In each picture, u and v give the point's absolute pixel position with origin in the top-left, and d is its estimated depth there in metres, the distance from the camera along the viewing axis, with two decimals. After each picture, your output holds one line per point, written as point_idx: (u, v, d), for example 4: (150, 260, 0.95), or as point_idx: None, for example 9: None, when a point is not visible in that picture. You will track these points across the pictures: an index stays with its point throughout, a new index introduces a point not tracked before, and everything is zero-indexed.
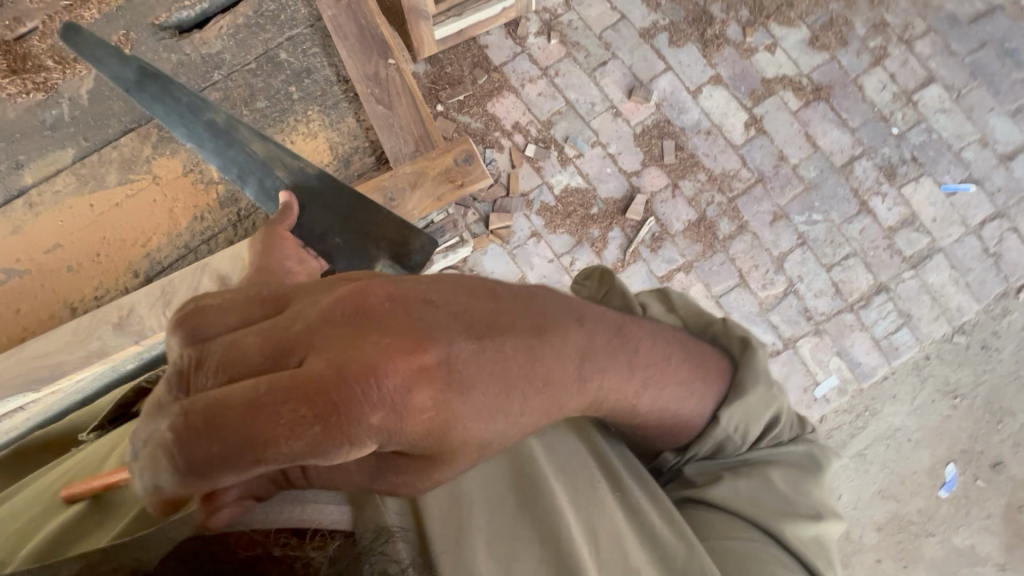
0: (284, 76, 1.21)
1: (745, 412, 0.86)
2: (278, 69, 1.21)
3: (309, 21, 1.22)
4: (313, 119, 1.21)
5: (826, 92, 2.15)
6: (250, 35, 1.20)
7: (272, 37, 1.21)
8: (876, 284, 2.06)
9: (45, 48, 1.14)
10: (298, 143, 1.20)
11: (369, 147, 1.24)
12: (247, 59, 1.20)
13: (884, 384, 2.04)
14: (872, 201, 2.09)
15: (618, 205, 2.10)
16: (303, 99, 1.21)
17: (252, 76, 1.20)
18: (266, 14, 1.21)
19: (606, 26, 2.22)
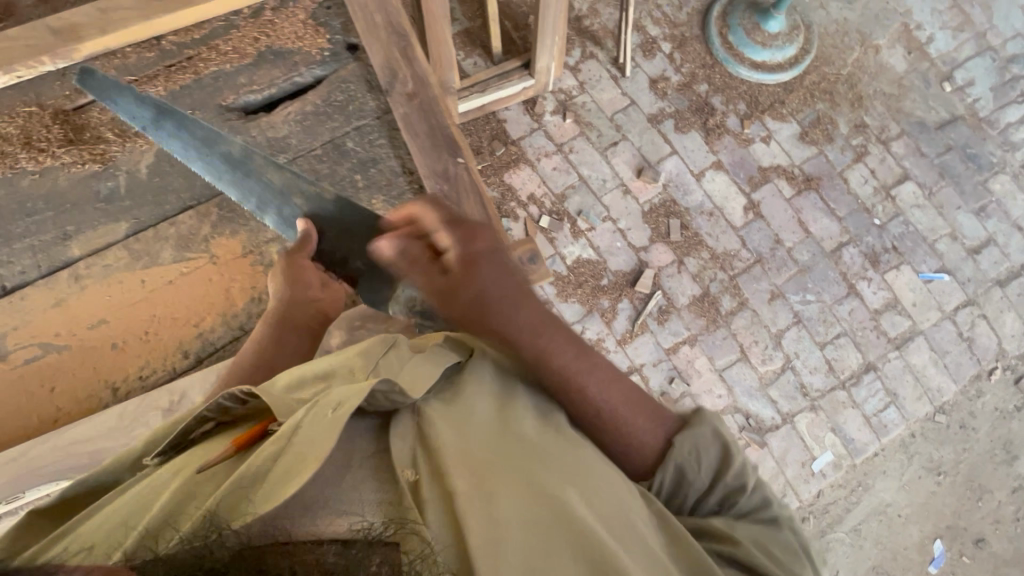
0: (350, 165, 1.24)
1: (697, 447, 0.88)
2: (344, 156, 1.24)
3: (377, 113, 1.26)
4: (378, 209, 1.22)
5: (815, 183, 2.34)
6: (317, 123, 1.25)
7: (339, 125, 1.26)
8: (865, 363, 2.19)
9: (104, 120, 1.21)
10: None
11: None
12: (312, 145, 1.24)
13: (875, 459, 2.13)
14: (859, 285, 2.25)
15: (627, 278, 2.19)
16: (368, 188, 1.24)
17: (318, 162, 1.23)
18: (334, 104, 1.26)
19: (617, 110, 2.38)
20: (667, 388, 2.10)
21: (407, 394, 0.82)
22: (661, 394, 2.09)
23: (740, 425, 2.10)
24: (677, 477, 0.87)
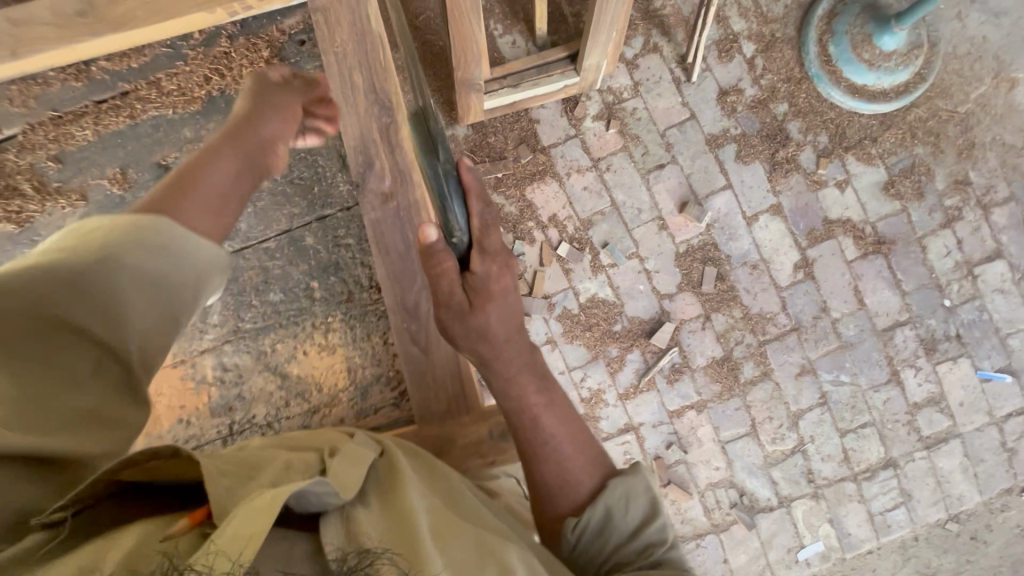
0: (309, 269, 1.58)
1: (625, 488, 1.09)
2: (304, 255, 1.58)
3: (344, 205, 1.60)
4: (333, 326, 1.57)
5: (887, 247, 2.01)
6: (275, 208, 1.59)
7: (297, 214, 1.59)
8: (885, 459, 1.99)
9: (22, 170, 1.59)
10: (312, 351, 1.56)
11: (388, 381, 1.55)
12: (269, 230, 1.59)
13: (867, 556, 1.99)
14: (905, 372, 1.99)
15: (644, 327, 1.96)
16: (325, 297, 1.58)
17: (274, 260, 1.58)
18: (297, 185, 1.59)
19: (672, 123, 2.02)
20: (662, 452, 1.95)
21: (339, 495, 0.77)
22: (655, 458, 1.95)
23: (732, 501, 1.96)
24: (606, 516, 1.08)
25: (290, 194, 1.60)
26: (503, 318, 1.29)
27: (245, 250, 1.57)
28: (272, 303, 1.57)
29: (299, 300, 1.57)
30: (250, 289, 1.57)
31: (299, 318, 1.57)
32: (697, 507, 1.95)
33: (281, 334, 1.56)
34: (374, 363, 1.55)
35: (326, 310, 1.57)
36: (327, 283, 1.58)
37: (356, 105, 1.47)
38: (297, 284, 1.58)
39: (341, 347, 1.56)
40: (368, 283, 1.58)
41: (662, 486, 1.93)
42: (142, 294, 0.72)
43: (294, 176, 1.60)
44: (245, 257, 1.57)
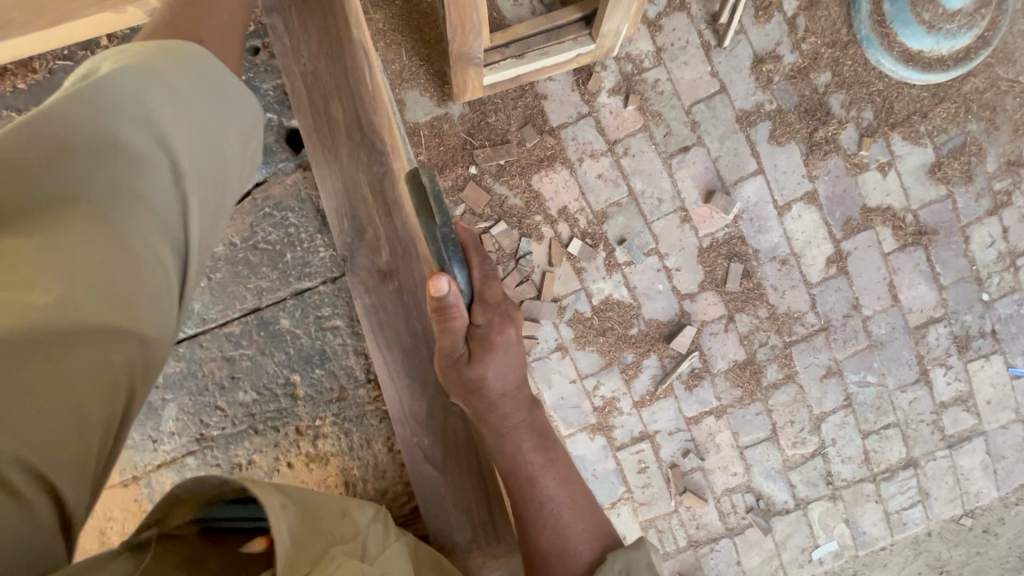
0: (291, 360, 1.39)
1: (627, 562, 1.10)
2: (280, 341, 1.40)
3: (327, 276, 1.41)
4: (324, 424, 1.39)
5: (928, 238, 1.84)
6: (240, 286, 1.39)
7: (273, 290, 1.40)
8: (906, 459, 1.91)
9: None
10: (297, 458, 1.38)
11: (393, 485, 1.37)
12: (236, 311, 1.40)
13: (879, 552, 1.93)
14: (934, 371, 1.88)
15: (663, 330, 1.80)
16: (311, 393, 1.39)
17: (253, 351, 1.39)
18: (270, 266, 1.39)
19: (699, 98, 1.77)
20: (678, 460, 1.83)
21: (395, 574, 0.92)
22: (670, 466, 1.83)
23: (748, 506, 1.87)
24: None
25: (254, 261, 1.40)
26: (505, 371, 1.23)
27: (201, 336, 1.39)
28: (242, 402, 1.38)
29: (277, 399, 1.39)
30: (212, 387, 1.38)
31: (278, 422, 1.38)
32: (712, 512, 1.85)
33: (257, 443, 1.37)
34: (378, 476, 1.38)
35: (312, 412, 1.39)
36: (311, 377, 1.39)
37: (338, 153, 1.27)
38: (272, 378, 1.39)
39: (336, 458, 1.38)
40: (362, 375, 1.41)
41: (677, 494, 1.83)
42: (183, 113, 0.75)
43: (258, 236, 1.40)
44: (202, 345, 1.39)
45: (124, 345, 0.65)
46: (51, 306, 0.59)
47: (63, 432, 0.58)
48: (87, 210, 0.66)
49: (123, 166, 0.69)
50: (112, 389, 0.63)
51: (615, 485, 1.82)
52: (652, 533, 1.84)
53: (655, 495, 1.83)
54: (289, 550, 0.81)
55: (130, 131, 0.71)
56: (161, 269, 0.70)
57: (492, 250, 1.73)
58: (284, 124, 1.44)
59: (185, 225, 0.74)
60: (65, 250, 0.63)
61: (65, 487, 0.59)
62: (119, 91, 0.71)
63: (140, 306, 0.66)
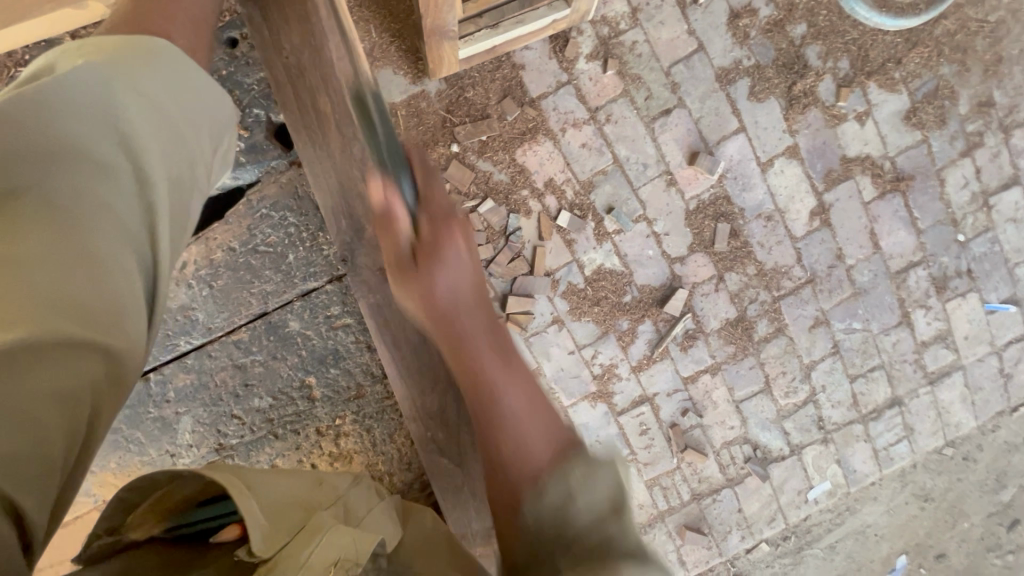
0: (304, 364, 1.39)
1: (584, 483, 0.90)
2: (290, 345, 1.38)
3: (331, 275, 1.38)
4: (344, 422, 1.42)
5: (905, 184, 1.88)
6: (239, 290, 1.36)
7: (276, 290, 1.37)
8: (892, 398, 1.99)
9: None
10: (319, 455, 1.42)
11: (412, 473, 1.44)
12: (239, 317, 1.37)
13: (869, 487, 2.03)
14: (915, 313, 1.95)
15: (655, 295, 1.82)
16: (327, 394, 1.40)
17: (264, 357, 1.38)
18: (269, 269, 1.36)
19: (678, 58, 1.75)
20: (678, 420, 1.88)
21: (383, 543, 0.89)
22: (670, 426, 1.88)
23: (746, 456, 1.93)
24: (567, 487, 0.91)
25: (257, 265, 1.36)
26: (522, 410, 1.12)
27: (209, 345, 1.37)
28: (258, 409, 1.39)
29: (295, 402, 1.39)
30: (226, 397, 1.38)
31: (298, 424, 1.40)
32: (712, 465, 1.91)
33: (279, 447, 1.40)
34: (403, 467, 1.44)
35: (331, 412, 1.41)
36: (326, 376, 1.40)
37: (330, 146, 1.25)
38: (287, 382, 1.39)
39: (360, 454, 1.42)
40: (378, 373, 1.42)
41: (678, 452, 1.88)
42: (149, 115, 0.72)
43: (257, 240, 1.35)
44: (210, 354, 1.37)
45: (92, 359, 0.61)
46: (13, 317, 0.56)
47: (29, 446, 0.54)
48: (42, 212, 0.61)
49: (82, 171, 0.65)
50: (74, 402, 0.59)
51: (618, 448, 1.87)
52: (657, 490, 1.90)
53: (658, 455, 1.88)
54: (266, 527, 0.78)
55: (89, 132, 0.67)
56: (128, 281, 0.66)
57: (480, 228, 1.71)
58: (272, 119, 1.34)
59: (150, 233, 0.70)
60: (24, 257, 0.59)
61: (30, 505, 0.55)
62: (76, 89, 0.67)
63: (108, 319, 0.62)
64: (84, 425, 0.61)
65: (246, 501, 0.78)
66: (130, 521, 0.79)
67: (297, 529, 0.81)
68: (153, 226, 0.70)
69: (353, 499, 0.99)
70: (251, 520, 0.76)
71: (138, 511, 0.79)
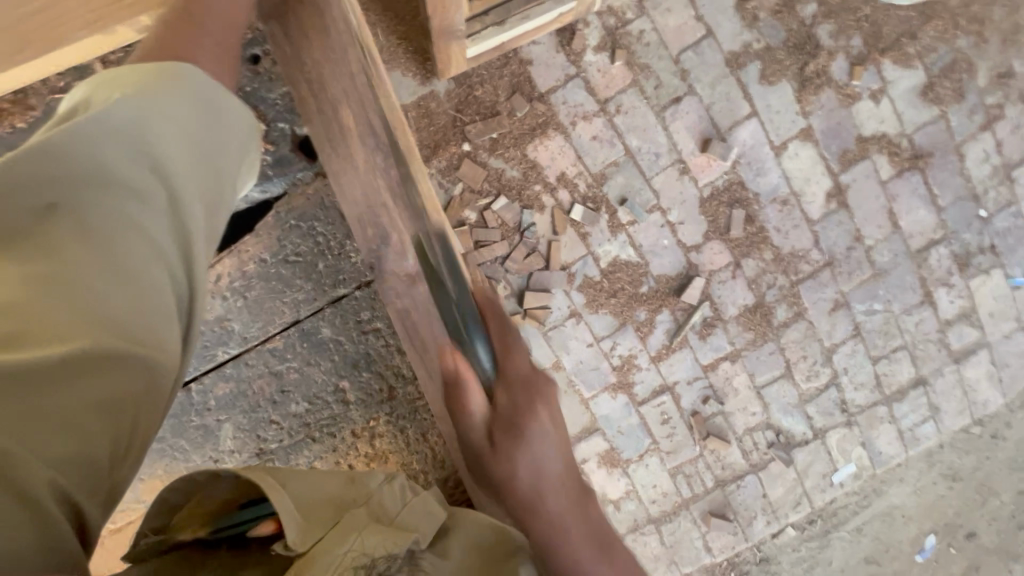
0: (339, 368, 1.42)
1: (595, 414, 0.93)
2: (322, 351, 1.42)
3: (358, 280, 1.41)
4: (379, 423, 1.45)
5: (923, 161, 1.85)
6: (272, 298, 1.39)
7: (308, 297, 1.40)
8: (916, 377, 1.96)
9: None
10: (356, 456, 1.44)
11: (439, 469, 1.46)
12: (271, 325, 1.40)
13: (895, 468, 2.02)
14: (937, 292, 1.92)
15: (672, 284, 1.81)
16: (360, 397, 1.44)
17: (301, 365, 1.41)
18: (297, 276, 1.39)
19: (686, 45, 1.73)
20: (699, 407, 1.88)
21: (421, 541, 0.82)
22: (692, 414, 1.88)
23: (769, 442, 1.92)
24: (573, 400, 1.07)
25: (288, 275, 1.39)
26: (542, 434, 1.26)
27: (245, 354, 1.40)
28: (296, 414, 1.42)
29: (329, 406, 1.43)
30: (263, 403, 1.41)
31: (334, 427, 1.43)
32: (735, 452, 1.91)
33: (317, 450, 1.43)
34: (438, 468, 1.45)
35: (365, 414, 1.44)
36: (359, 380, 1.43)
37: (353, 156, 1.23)
38: (322, 386, 1.42)
39: (395, 454, 1.45)
40: (408, 374, 1.44)
41: (701, 439, 1.88)
42: (181, 136, 0.70)
43: (287, 250, 1.38)
44: (246, 363, 1.40)
45: (134, 375, 0.62)
46: (63, 333, 0.58)
47: (76, 446, 0.57)
48: (75, 233, 0.62)
49: (120, 198, 0.65)
50: (120, 415, 0.61)
51: (641, 438, 1.87)
52: (680, 478, 1.91)
53: (680, 443, 1.89)
54: (301, 522, 0.76)
55: (120, 158, 0.65)
56: (166, 299, 0.66)
57: (495, 225, 1.72)
58: (296, 132, 1.35)
59: (184, 258, 0.69)
60: (76, 282, 0.60)
61: (88, 502, 0.58)
62: (110, 115, 0.65)
63: (144, 338, 0.63)
64: (128, 432, 0.62)
65: (280, 497, 0.78)
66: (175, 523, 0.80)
67: (335, 522, 0.78)
68: (188, 251, 0.69)
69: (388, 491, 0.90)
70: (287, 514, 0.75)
71: (181, 513, 0.81)
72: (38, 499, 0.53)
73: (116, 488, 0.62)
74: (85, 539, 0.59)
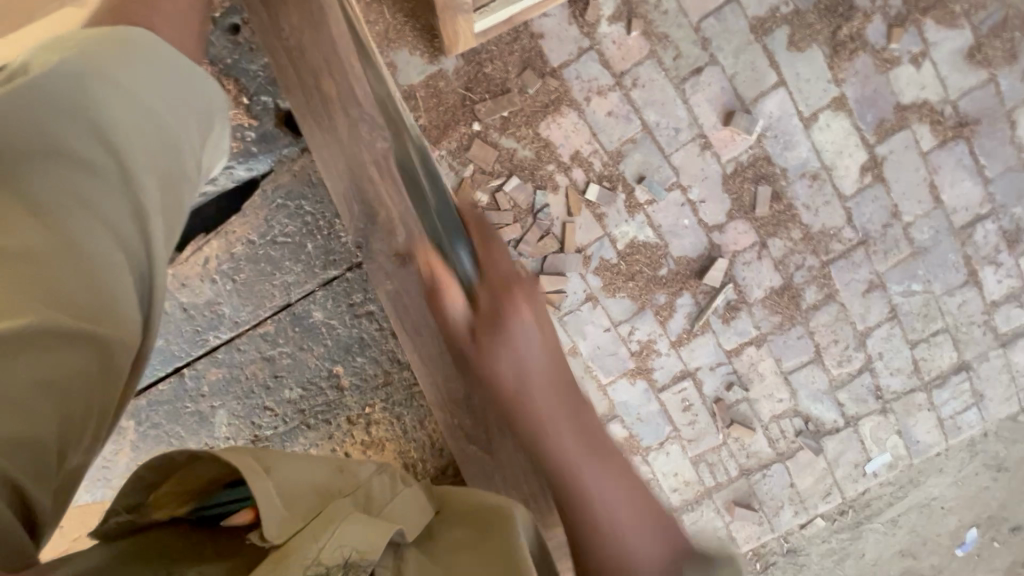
0: (333, 354, 1.41)
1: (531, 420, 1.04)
2: (314, 335, 1.40)
3: (349, 262, 1.38)
4: (373, 408, 1.43)
5: (970, 129, 1.71)
6: (263, 283, 1.38)
7: (298, 280, 1.38)
8: (958, 363, 1.84)
9: None
10: (350, 442, 1.43)
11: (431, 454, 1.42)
12: (262, 309, 1.39)
13: (934, 458, 1.91)
14: (983, 271, 1.79)
15: (693, 266, 1.74)
16: (354, 383, 1.42)
17: (294, 350, 1.41)
18: (284, 259, 1.37)
19: (707, 12, 1.63)
20: (723, 394, 1.81)
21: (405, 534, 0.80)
22: (714, 401, 1.81)
23: (797, 430, 1.84)
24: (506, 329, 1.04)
25: (277, 257, 1.37)
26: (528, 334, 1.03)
27: (237, 340, 1.40)
28: (289, 399, 1.42)
29: (324, 392, 1.42)
30: (257, 389, 1.41)
31: (328, 414, 1.43)
32: (761, 440, 1.84)
33: (312, 436, 1.43)
34: (436, 455, 1.41)
35: (360, 400, 1.42)
36: (353, 364, 1.41)
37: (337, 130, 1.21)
38: (316, 371, 1.41)
39: (391, 441, 1.42)
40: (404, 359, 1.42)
41: (724, 427, 1.82)
42: (132, 105, 0.68)
43: (275, 231, 1.37)
44: (239, 348, 1.40)
45: (91, 358, 0.60)
46: (11, 308, 0.56)
47: (27, 433, 0.53)
48: (20, 205, 0.60)
49: (68, 170, 0.63)
50: (69, 401, 0.58)
51: (661, 425, 1.81)
52: (703, 466, 1.84)
53: (702, 431, 1.82)
54: (283, 513, 0.74)
55: (68, 127, 0.64)
56: (123, 277, 0.65)
57: (507, 207, 1.67)
58: (279, 106, 1.32)
59: (141, 230, 0.67)
60: (22, 254, 0.58)
61: (39, 491, 0.55)
62: (55, 80, 0.64)
63: (98, 314, 0.62)
64: (80, 418, 0.59)
65: (261, 484, 0.74)
66: (154, 500, 0.76)
67: (319, 512, 0.76)
68: (144, 223, 0.67)
69: (376, 484, 0.88)
70: (264, 502, 0.73)
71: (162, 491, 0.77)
72: None
73: (70, 472, 0.60)
74: (34, 531, 0.56)
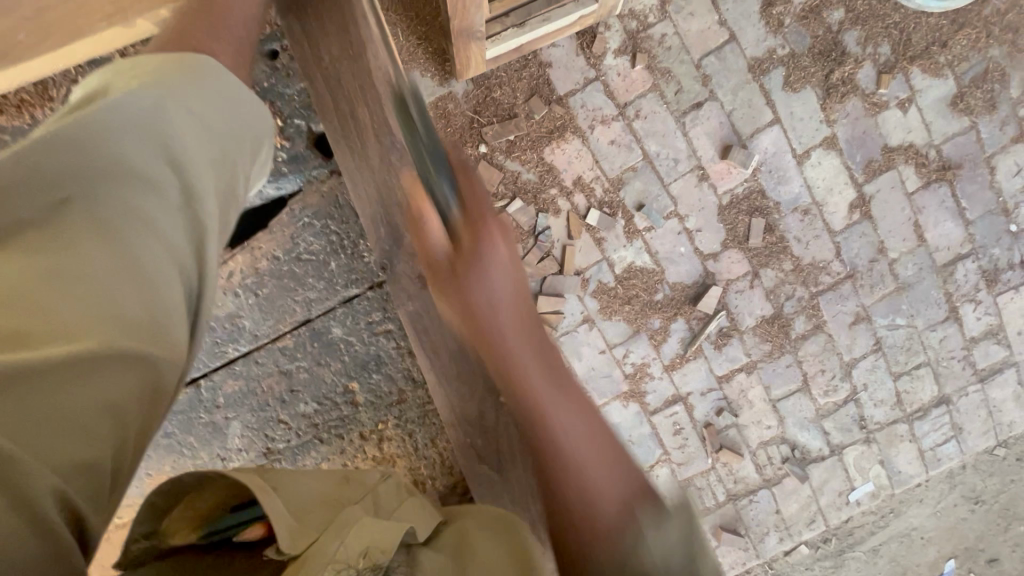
0: (352, 369, 1.41)
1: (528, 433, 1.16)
2: (331, 350, 1.41)
3: (371, 280, 1.40)
4: (388, 426, 1.43)
5: (952, 173, 1.79)
6: (283, 296, 1.39)
7: (320, 294, 1.40)
8: (938, 396, 1.90)
9: None
10: (363, 459, 1.43)
11: (441, 471, 1.44)
12: (281, 323, 1.40)
13: (914, 488, 1.95)
14: (963, 308, 1.87)
15: (688, 293, 1.78)
16: (369, 400, 1.43)
17: (313, 362, 1.41)
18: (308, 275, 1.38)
19: (708, 50, 1.71)
20: (712, 419, 1.84)
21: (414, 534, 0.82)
22: (705, 425, 1.84)
23: (783, 456, 1.88)
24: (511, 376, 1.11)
25: (300, 273, 1.39)
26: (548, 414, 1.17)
27: (255, 352, 1.40)
28: (303, 414, 1.42)
29: (338, 408, 1.42)
30: (272, 402, 1.41)
31: (343, 429, 1.43)
32: (748, 466, 1.87)
33: (324, 451, 1.43)
34: (447, 473, 1.44)
35: (374, 417, 1.43)
36: (369, 382, 1.42)
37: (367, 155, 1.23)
38: (331, 387, 1.42)
39: (402, 458, 1.44)
40: (420, 378, 1.43)
41: (713, 452, 1.85)
42: (194, 126, 0.71)
43: (299, 247, 1.38)
44: (256, 361, 1.40)
45: (142, 375, 0.61)
46: (74, 329, 0.57)
47: (85, 448, 0.55)
48: (86, 227, 0.62)
49: (132, 186, 0.65)
50: (122, 418, 0.59)
51: (652, 448, 1.84)
52: (692, 490, 1.87)
53: (692, 455, 1.85)
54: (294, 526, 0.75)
55: (139, 152, 0.66)
56: (175, 294, 0.66)
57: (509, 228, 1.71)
58: (313, 129, 1.36)
59: (195, 252, 0.69)
60: (83, 269, 0.60)
61: (89, 512, 0.56)
62: (131, 110, 0.67)
63: (153, 335, 0.63)
64: (134, 431, 0.60)
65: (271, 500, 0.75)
66: (167, 526, 0.76)
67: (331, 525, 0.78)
68: (200, 241, 0.69)
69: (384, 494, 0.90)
70: (276, 517, 0.73)
71: (173, 515, 0.77)
72: (45, 510, 0.51)
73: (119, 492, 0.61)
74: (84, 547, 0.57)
